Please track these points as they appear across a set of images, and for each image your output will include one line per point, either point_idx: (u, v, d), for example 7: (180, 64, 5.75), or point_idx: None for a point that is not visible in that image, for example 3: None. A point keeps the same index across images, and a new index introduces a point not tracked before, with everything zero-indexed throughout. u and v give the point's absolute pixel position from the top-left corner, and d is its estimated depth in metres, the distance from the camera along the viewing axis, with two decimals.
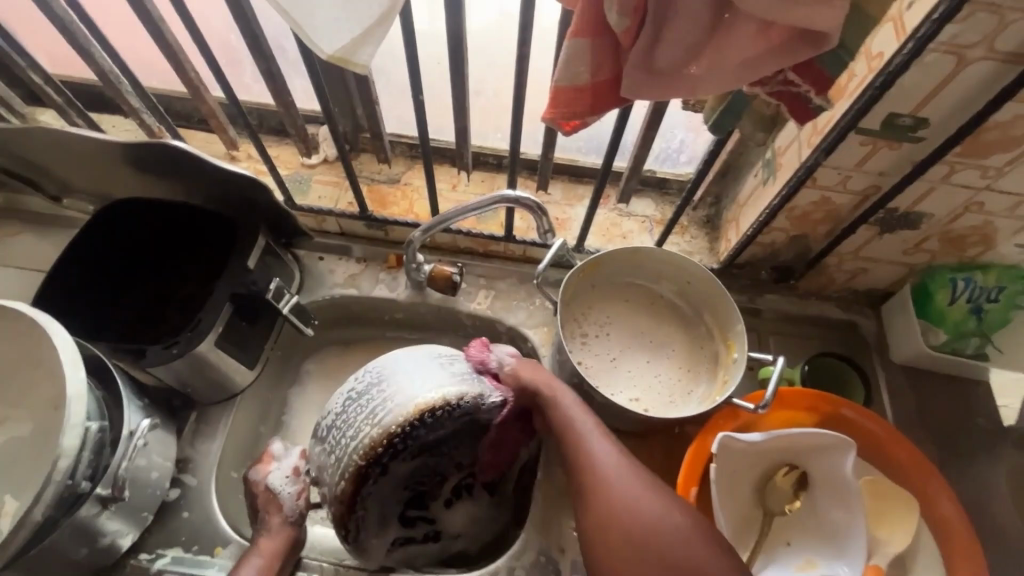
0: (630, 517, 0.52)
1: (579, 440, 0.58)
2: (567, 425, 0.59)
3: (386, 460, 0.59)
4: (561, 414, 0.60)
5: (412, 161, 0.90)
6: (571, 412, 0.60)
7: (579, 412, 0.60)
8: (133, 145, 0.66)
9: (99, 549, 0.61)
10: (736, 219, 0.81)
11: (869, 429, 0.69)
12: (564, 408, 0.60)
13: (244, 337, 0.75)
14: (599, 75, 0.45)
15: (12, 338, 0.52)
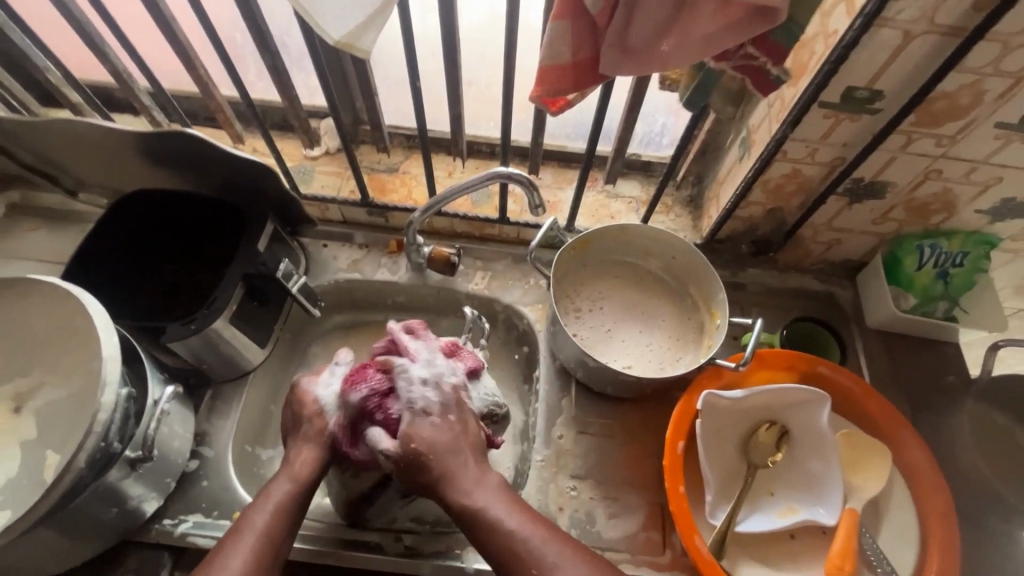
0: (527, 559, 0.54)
1: (487, 528, 0.55)
2: (472, 503, 0.56)
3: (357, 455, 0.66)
4: (454, 496, 0.57)
5: (410, 151, 0.95)
6: (465, 490, 0.57)
7: (472, 484, 0.58)
8: (150, 135, 0.71)
9: (127, 510, 0.65)
10: (716, 196, 0.86)
11: (843, 384, 0.75)
12: (460, 493, 0.57)
13: (256, 317, 0.79)
14: (580, 54, 0.50)
15: (47, 309, 0.56)
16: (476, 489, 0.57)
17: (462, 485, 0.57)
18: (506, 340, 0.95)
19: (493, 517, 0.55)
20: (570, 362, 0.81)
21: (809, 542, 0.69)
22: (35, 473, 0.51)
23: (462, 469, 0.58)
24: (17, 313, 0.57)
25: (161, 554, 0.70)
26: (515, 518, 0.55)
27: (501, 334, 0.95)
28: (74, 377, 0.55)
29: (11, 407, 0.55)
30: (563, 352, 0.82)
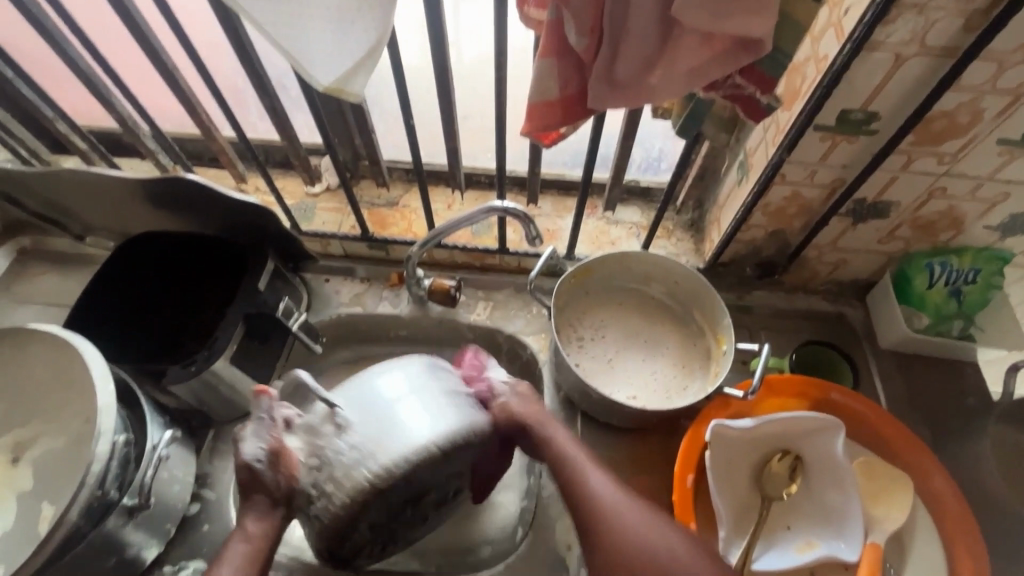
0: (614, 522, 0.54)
1: (582, 478, 0.57)
2: (554, 443, 0.61)
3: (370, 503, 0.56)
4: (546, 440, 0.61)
5: (409, 185, 0.95)
6: (555, 436, 0.61)
7: (567, 440, 0.61)
8: (152, 180, 0.72)
9: (125, 559, 0.64)
10: (717, 220, 0.85)
11: (858, 411, 0.72)
12: (558, 442, 0.60)
13: (256, 356, 0.79)
14: (567, 90, 0.51)
15: (47, 358, 0.56)
16: (572, 444, 0.60)
17: (558, 430, 0.62)
18: (510, 371, 0.94)
19: (570, 450, 0.59)
20: (575, 393, 0.79)
21: None
22: (29, 525, 0.50)
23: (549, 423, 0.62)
24: (16, 360, 0.57)
25: None
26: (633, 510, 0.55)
27: (505, 365, 0.94)
28: (72, 425, 0.54)
29: (9, 457, 0.54)
30: (566, 383, 0.80)
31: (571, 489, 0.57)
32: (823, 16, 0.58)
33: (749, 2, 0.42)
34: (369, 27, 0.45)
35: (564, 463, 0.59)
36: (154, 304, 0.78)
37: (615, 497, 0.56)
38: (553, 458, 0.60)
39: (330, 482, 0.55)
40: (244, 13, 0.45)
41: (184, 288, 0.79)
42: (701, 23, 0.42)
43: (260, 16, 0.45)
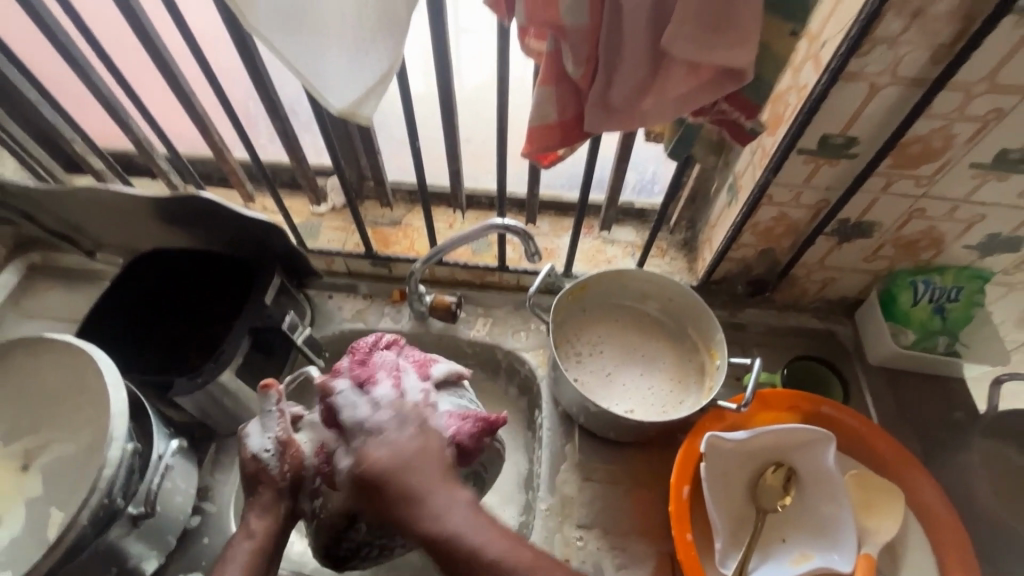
0: None
1: (451, 546, 0.45)
2: (419, 500, 0.48)
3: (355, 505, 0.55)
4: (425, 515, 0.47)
5: (411, 205, 0.99)
6: (400, 484, 0.49)
7: (448, 508, 0.48)
8: (165, 198, 0.75)
9: (124, 570, 0.64)
10: (709, 239, 0.88)
11: (849, 425, 0.74)
12: (428, 502, 0.48)
13: (260, 369, 0.81)
14: (565, 115, 0.54)
15: (61, 367, 0.58)
16: (425, 514, 0.47)
17: (432, 505, 0.48)
18: (509, 387, 0.96)
19: (410, 494, 0.49)
20: (572, 407, 0.81)
21: None
22: (37, 531, 0.51)
23: (421, 480, 0.49)
24: (29, 369, 0.59)
25: None
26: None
27: (503, 381, 0.96)
28: (82, 432, 0.56)
29: (18, 464, 0.55)
30: (564, 397, 0.82)
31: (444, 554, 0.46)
32: (802, 49, 0.62)
33: (732, 35, 0.45)
34: (382, 58, 0.49)
35: (424, 527, 0.47)
36: (163, 318, 0.80)
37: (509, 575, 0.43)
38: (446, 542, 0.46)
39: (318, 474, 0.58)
40: (265, 42, 0.47)
41: (192, 303, 0.81)
42: (688, 54, 0.46)
43: (279, 43, 0.48)
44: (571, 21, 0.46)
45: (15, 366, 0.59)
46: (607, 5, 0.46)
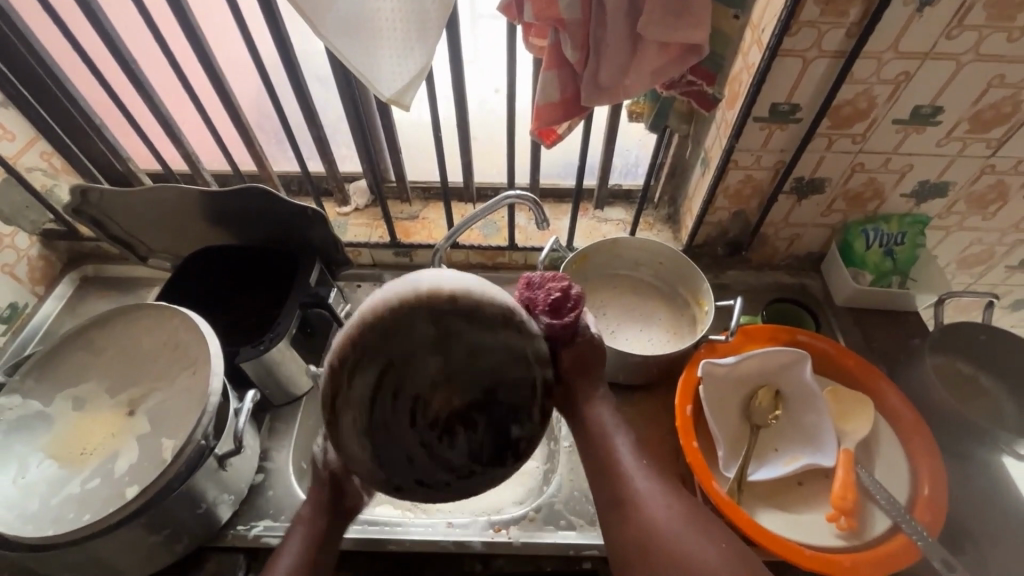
0: (644, 513, 0.59)
1: (598, 433, 0.65)
2: (600, 423, 0.66)
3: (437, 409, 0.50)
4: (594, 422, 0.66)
5: (427, 201, 1.12)
6: (601, 414, 0.67)
7: (620, 436, 0.65)
8: (220, 195, 0.87)
9: (210, 512, 0.73)
10: (689, 209, 1.02)
11: (819, 348, 0.87)
12: (584, 396, 0.68)
13: (307, 344, 0.91)
14: (565, 93, 0.68)
15: (159, 327, 0.69)
16: (616, 431, 0.65)
17: (610, 434, 0.65)
18: None
19: (598, 413, 0.67)
20: None
21: (815, 486, 0.77)
22: (151, 456, 0.61)
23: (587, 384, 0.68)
24: (129, 333, 0.69)
25: (235, 557, 0.76)
26: (643, 477, 0.61)
27: None
28: (179, 379, 0.66)
29: (125, 411, 0.65)
30: None
31: (581, 427, 0.67)
32: (748, 36, 0.77)
33: (688, 20, 0.60)
34: (420, 58, 0.63)
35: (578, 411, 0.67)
36: (222, 301, 0.92)
37: (657, 491, 0.60)
38: (598, 443, 0.65)
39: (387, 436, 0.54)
40: (329, 44, 0.60)
41: (244, 288, 0.93)
42: (660, 34, 0.60)
43: (342, 46, 0.60)
44: (568, 16, 0.60)
45: (117, 333, 0.70)
46: (594, 2, 0.60)
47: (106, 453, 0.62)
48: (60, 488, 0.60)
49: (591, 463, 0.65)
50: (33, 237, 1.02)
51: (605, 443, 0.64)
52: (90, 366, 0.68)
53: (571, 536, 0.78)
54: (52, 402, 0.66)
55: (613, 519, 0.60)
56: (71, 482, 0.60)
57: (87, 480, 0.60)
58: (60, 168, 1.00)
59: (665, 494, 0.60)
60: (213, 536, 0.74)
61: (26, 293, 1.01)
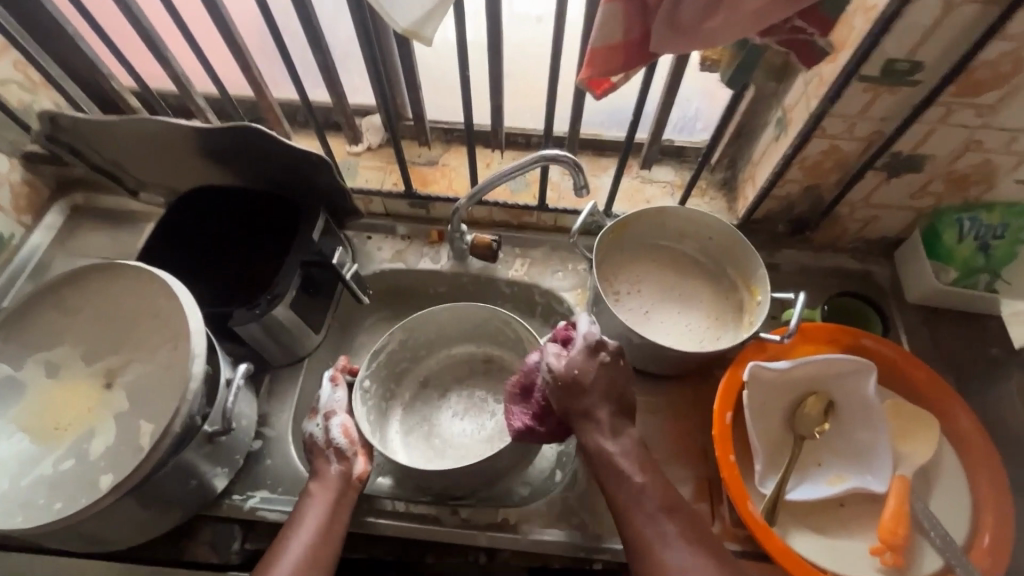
0: None
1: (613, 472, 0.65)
2: (615, 461, 0.65)
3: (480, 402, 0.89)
4: (619, 473, 0.64)
5: (449, 144, 0.98)
6: (622, 461, 0.65)
7: (650, 489, 0.63)
8: (212, 132, 0.75)
9: (204, 486, 0.68)
10: (752, 176, 0.88)
11: (885, 355, 0.76)
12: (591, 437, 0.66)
13: (309, 304, 0.83)
14: (630, 34, 0.53)
15: (137, 291, 0.60)
16: (634, 472, 0.64)
17: (631, 485, 0.63)
18: (544, 323, 1.00)
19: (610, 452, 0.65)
20: (614, 341, 0.83)
21: (859, 509, 0.70)
22: (128, 441, 0.54)
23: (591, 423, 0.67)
24: (104, 294, 0.61)
25: (231, 527, 0.72)
26: (675, 546, 0.59)
27: (540, 318, 0.99)
28: (161, 353, 0.58)
29: (103, 382, 0.59)
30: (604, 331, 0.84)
31: (597, 466, 0.66)
32: None
33: None
34: None
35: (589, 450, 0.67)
36: (218, 253, 0.84)
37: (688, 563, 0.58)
38: (626, 499, 0.63)
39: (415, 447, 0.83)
40: None
41: (245, 240, 0.85)
42: None
43: None
44: None
45: (91, 292, 0.61)
46: None
47: (81, 430, 0.56)
48: (32, 466, 0.54)
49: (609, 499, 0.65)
50: (13, 160, 0.92)
51: (626, 486, 0.63)
52: (64, 328, 0.61)
53: (583, 536, 0.73)
54: (23, 365, 0.59)
55: (640, 562, 0.61)
56: (44, 461, 0.54)
57: (61, 461, 0.54)
58: (38, 82, 0.89)
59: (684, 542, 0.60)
60: (207, 507, 0.70)
61: (12, 223, 0.93)
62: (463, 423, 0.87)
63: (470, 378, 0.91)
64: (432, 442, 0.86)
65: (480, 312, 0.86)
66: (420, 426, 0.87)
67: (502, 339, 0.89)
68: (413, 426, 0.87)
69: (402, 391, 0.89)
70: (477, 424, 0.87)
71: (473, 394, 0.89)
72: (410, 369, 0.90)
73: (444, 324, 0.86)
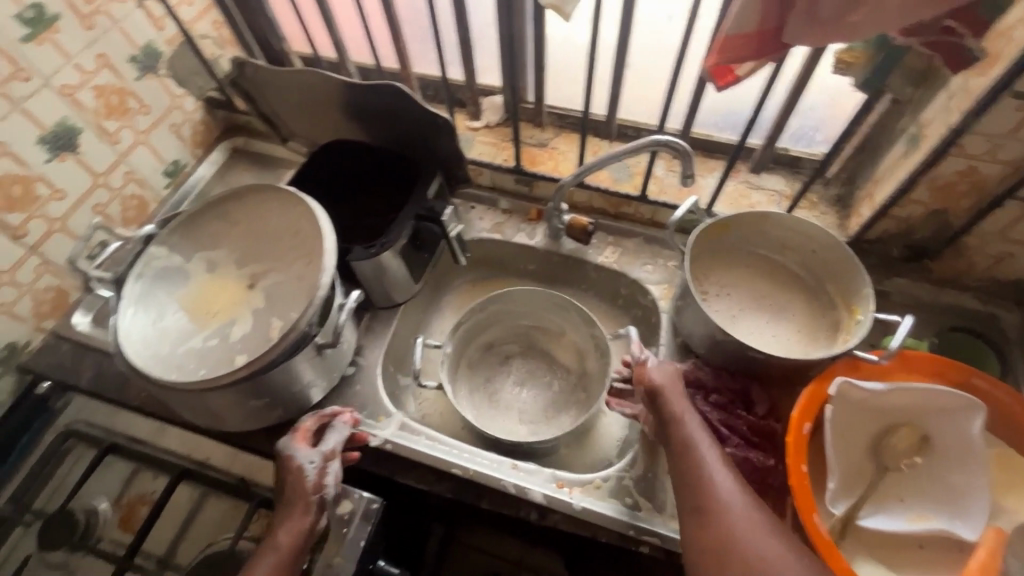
0: (732, 524, 0.57)
1: (686, 442, 0.65)
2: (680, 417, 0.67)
3: (543, 371, 0.97)
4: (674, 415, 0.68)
5: (561, 130, 1.03)
6: (681, 411, 0.68)
7: (689, 411, 0.68)
8: (364, 90, 0.87)
9: (304, 392, 0.78)
10: (870, 194, 0.83)
11: (1000, 400, 0.69)
12: (676, 411, 0.68)
13: (414, 255, 0.91)
14: (767, 23, 0.54)
15: (288, 212, 0.72)
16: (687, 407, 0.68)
17: (680, 401, 0.69)
18: (623, 314, 1.01)
19: (688, 422, 0.67)
20: (695, 336, 0.83)
21: (939, 554, 0.66)
22: (262, 331, 0.66)
23: (676, 395, 0.70)
24: (257, 212, 0.74)
25: None
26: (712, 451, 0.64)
27: (622, 308, 1.01)
28: (295, 265, 0.69)
29: (247, 284, 0.70)
30: (685, 324, 0.85)
31: (671, 438, 0.67)
32: None
33: None
34: None
35: (672, 425, 0.67)
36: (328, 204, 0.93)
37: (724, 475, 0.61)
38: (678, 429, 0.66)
39: (508, 405, 0.95)
40: None
41: (347, 195, 0.94)
42: None
43: None
44: None
45: (250, 207, 0.74)
46: None
47: (225, 317, 0.68)
48: (186, 338, 0.66)
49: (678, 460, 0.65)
50: (199, 102, 1.09)
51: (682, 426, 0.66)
52: (224, 235, 0.73)
53: (633, 516, 0.74)
54: (190, 259, 0.72)
55: (707, 533, 0.58)
56: (195, 337, 0.66)
57: (208, 338, 0.66)
58: (227, 40, 1.07)
59: (787, 545, 0.55)
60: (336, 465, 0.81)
61: (187, 154, 1.10)
62: (525, 390, 0.96)
63: (524, 355, 0.99)
64: (494, 398, 0.95)
65: (549, 299, 0.93)
66: (484, 384, 0.97)
67: (568, 326, 0.95)
68: (481, 387, 0.96)
69: (469, 354, 0.98)
70: (539, 393, 0.96)
71: (542, 372, 0.97)
72: (478, 335, 0.98)
73: (502, 303, 0.95)
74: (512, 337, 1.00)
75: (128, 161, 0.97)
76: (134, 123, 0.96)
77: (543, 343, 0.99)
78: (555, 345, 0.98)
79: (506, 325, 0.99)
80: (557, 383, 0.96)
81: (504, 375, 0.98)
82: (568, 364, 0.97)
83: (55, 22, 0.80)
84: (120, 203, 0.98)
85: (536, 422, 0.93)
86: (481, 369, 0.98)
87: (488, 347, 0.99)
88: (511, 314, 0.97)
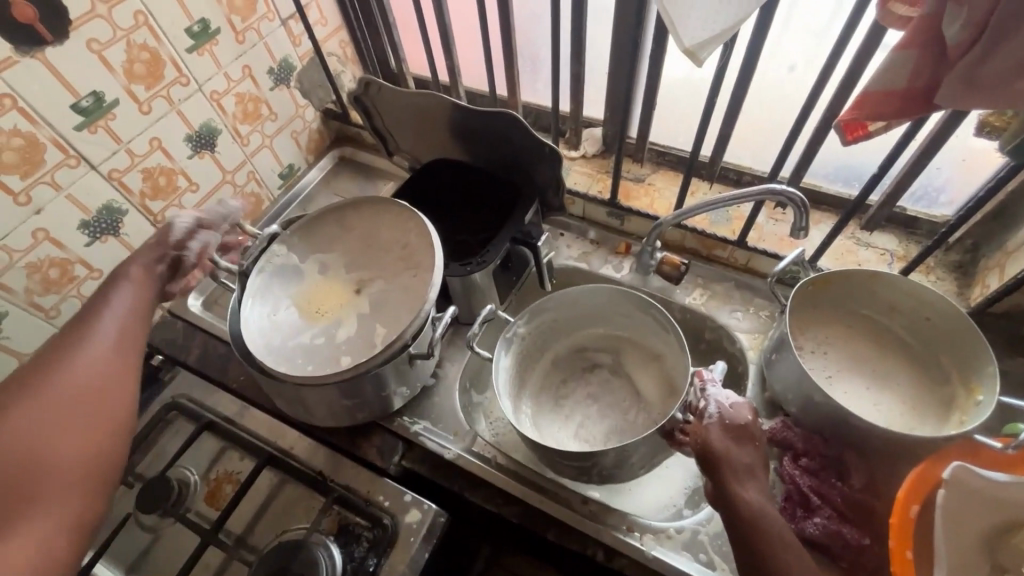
0: None
1: (759, 529, 0.56)
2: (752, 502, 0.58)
3: (621, 388, 0.94)
4: (741, 499, 0.58)
5: (658, 167, 1.04)
6: (750, 495, 0.59)
7: (759, 494, 0.59)
8: (475, 116, 0.90)
9: (390, 398, 0.81)
10: (1000, 266, 0.78)
11: None
12: (744, 496, 0.59)
13: (503, 276, 0.94)
14: (916, 82, 0.52)
15: (402, 225, 0.77)
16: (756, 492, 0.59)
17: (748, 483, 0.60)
18: (705, 357, 0.99)
19: (762, 510, 0.57)
20: (787, 394, 0.79)
21: None
22: (366, 338, 0.70)
23: (739, 470, 0.61)
24: (371, 223, 0.79)
25: (396, 443, 0.86)
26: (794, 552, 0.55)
27: (704, 352, 0.99)
28: (402, 276, 0.74)
29: (353, 288, 0.75)
30: (776, 380, 0.81)
31: (736, 522, 0.58)
32: None
33: None
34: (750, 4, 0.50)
35: (742, 513, 0.58)
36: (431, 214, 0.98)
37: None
38: (750, 519, 0.57)
39: (572, 416, 0.93)
40: None
41: (443, 209, 0.97)
42: None
43: None
44: None
45: (363, 218, 0.79)
46: None
47: (331, 319, 0.72)
48: (295, 333, 0.71)
49: (744, 547, 0.56)
50: (318, 113, 1.18)
51: (756, 519, 0.57)
52: (338, 240, 0.79)
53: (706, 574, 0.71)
54: (306, 260, 0.77)
55: None
56: (303, 333, 0.71)
57: (315, 336, 0.70)
58: (350, 59, 1.16)
59: None
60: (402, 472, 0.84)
61: (301, 159, 1.18)
62: (596, 406, 0.93)
63: (610, 366, 0.96)
64: (560, 407, 0.94)
65: (632, 304, 0.89)
66: (557, 388, 0.96)
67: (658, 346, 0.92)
68: (553, 393, 0.96)
69: (556, 353, 0.98)
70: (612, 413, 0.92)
71: (619, 393, 0.94)
72: (569, 335, 0.98)
73: (587, 302, 0.93)
74: (603, 345, 0.97)
75: (253, 163, 1.06)
76: (263, 128, 1.05)
77: (632, 362, 0.95)
78: (641, 361, 0.95)
79: (601, 332, 0.97)
80: (636, 401, 0.92)
81: (584, 384, 0.96)
82: (647, 389, 0.93)
83: (215, 35, 0.89)
84: (241, 199, 1.06)
85: (592, 443, 0.89)
86: (563, 372, 0.97)
87: (569, 352, 0.99)
88: (595, 319, 0.96)
